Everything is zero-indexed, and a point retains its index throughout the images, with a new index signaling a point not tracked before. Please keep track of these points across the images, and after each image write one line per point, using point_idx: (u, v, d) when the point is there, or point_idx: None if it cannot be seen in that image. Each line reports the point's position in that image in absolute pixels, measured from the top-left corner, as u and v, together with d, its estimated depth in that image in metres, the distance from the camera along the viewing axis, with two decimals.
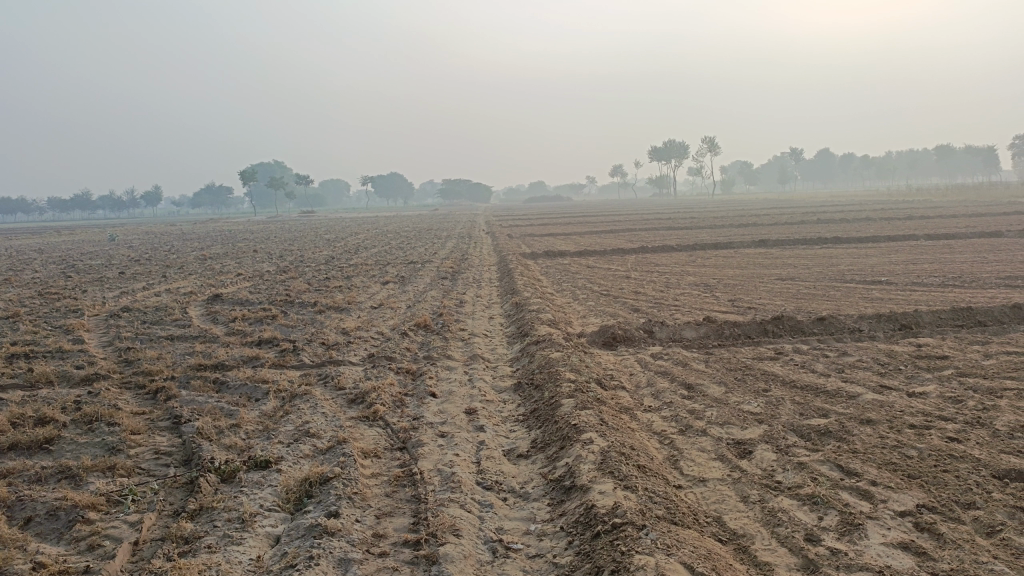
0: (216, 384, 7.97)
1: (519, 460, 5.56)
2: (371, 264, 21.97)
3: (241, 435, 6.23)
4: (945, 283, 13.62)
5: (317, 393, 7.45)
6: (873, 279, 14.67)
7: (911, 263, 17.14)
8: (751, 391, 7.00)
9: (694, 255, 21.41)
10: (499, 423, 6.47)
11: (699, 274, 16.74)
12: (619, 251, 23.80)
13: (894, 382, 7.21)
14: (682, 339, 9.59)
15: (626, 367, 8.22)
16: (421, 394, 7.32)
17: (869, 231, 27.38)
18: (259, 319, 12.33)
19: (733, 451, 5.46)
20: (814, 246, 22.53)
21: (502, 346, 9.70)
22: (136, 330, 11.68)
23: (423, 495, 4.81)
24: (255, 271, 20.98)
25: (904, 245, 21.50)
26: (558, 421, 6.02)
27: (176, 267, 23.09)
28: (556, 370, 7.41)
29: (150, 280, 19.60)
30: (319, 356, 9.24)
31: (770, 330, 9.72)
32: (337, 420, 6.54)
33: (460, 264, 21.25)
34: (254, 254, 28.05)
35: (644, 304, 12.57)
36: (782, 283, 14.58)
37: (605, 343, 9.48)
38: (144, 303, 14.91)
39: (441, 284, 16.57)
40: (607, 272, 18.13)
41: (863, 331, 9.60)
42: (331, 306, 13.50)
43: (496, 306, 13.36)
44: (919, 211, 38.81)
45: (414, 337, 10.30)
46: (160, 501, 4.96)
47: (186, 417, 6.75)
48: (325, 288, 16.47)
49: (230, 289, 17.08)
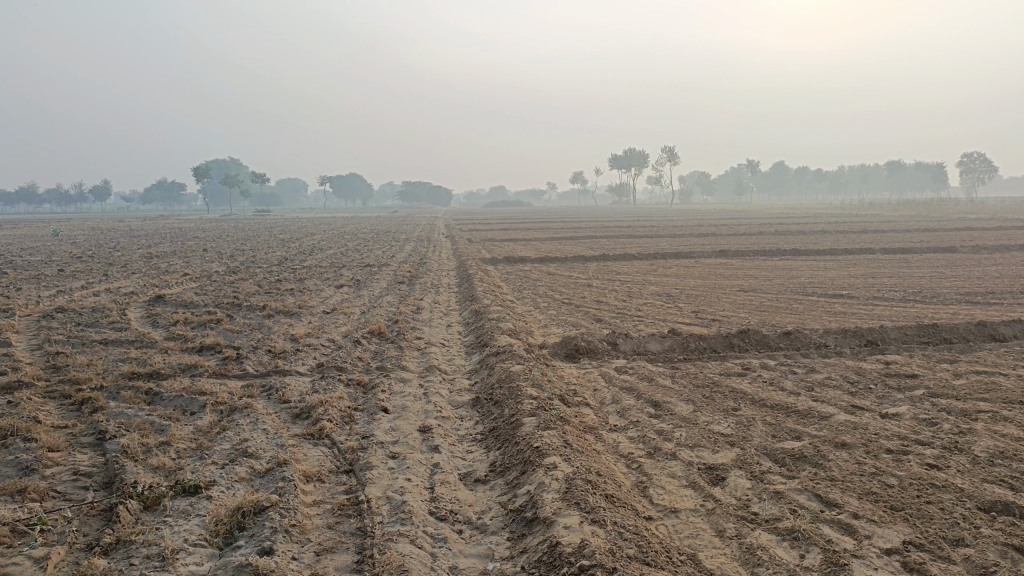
0: (150, 396, 7.37)
1: (476, 486, 5.13)
2: (326, 267, 21.30)
3: (172, 455, 5.69)
4: (907, 298, 13.59)
5: (259, 407, 6.92)
6: (835, 292, 14.60)
7: (871, 277, 17.18)
8: (720, 409, 6.68)
9: (655, 264, 21.22)
10: (455, 442, 6.03)
11: (661, 284, 16.50)
12: (580, 258, 23.53)
13: (865, 402, 6.96)
14: (647, 352, 9.26)
15: (590, 382, 7.86)
16: (372, 410, 6.84)
17: (826, 244, 27.55)
18: (203, 323, 11.67)
19: (705, 478, 5.11)
20: (773, 257, 22.54)
21: (460, 357, 9.26)
22: (68, 332, 10.95)
23: (369, 528, 4.35)
24: (204, 271, 20.16)
25: (861, 259, 21.62)
26: (519, 442, 5.61)
27: (120, 266, 22.11)
28: (517, 385, 6.99)
29: (90, 279, 18.66)
30: (264, 364, 8.69)
31: (736, 344, 9.45)
32: (279, 438, 6.04)
33: (417, 268, 20.74)
34: (204, 253, 27.06)
35: (606, 314, 12.25)
36: (745, 295, 14.41)
37: (568, 355, 9.11)
38: (81, 304, 14.10)
39: (398, 289, 16.04)
40: (568, 280, 17.79)
41: (830, 347, 9.39)
42: (281, 311, 12.90)
43: (454, 314, 12.90)
44: (873, 225, 39.44)
45: (367, 346, 9.79)
46: (71, 532, 4.40)
47: (112, 433, 6.17)
48: (275, 291, 15.82)
49: (176, 290, 16.31)
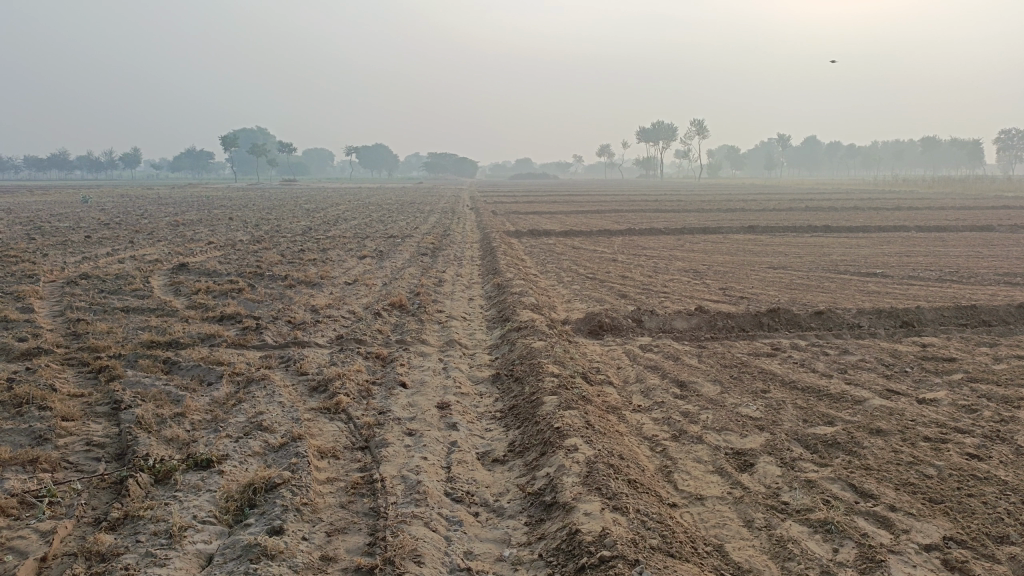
0: (167, 365, 7.30)
1: (494, 467, 4.97)
2: (349, 237, 21.21)
3: (186, 427, 5.60)
4: (942, 278, 13.18)
5: (276, 379, 6.81)
6: (867, 270, 14.20)
7: (905, 255, 16.70)
8: (749, 391, 6.44)
9: (682, 239, 20.86)
10: (474, 420, 5.87)
11: (689, 259, 16.17)
12: (605, 232, 23.20)
13: (901, 387, 6.68)
14: (673, 329, 9.02)
15: (614, 360, 7.65)
16: (390, 384, 6.70)
17: (858, 221, 26.93)
18: (224, 292, 11.61)
19: (733, 464, 4.90)
20: (804, 234, 22.03)
21: (481, 331, 9.09)
22: (91, 299, 10.96)
23: (383, 509, 4.21)
24: (228, 240, 20.17)
25: (895, 236, 21.08)
26: (540, 422, 5.42)
27: (147, 233, 22.22)
28: (538, 362, 6.80)
29: (115, 246, 18.73)
30: (283, 335, 8.59)
31: (765, 323, 9.17)
32: (295, 412, 5.92)
33: (441, 240, 20.56)
34: (228, 221, 27.14)
35: (632, 289, 11.99)
36: (774, 272, 14.06)
37: (591, 332, 8.90)
38: (106, 270, 14.14)
39: (421, 261, 15.89)
40: (593, 254, 17.51)
41: (863, 328, 9.08)
42: (303, 281, 12.81)
43: (476, 287, 12.72)
44: (906, 203, 38.55)
45: (388, 319, 9.65)
46: (80, 505, 4.30)
47: (127, 403, 6.09)
48: (298, 260, 15.74)
49: (199, 258, 16.32)
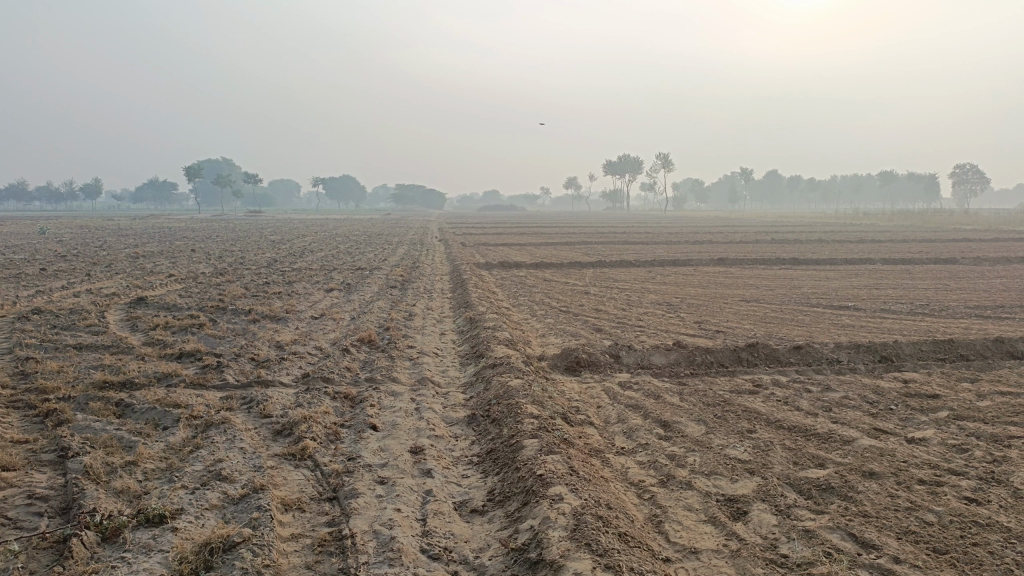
0: (120, 408, 6.85)
1: (473, 518, 4.64)
2: (316, 269, 20.79)
3: (138, 477, 5.18)
4: (915, 311, 13.20)
5: (238, 422, 6.41)
6: (840, 303, 14.20)
7: (875, 288, 16.78)
8: (735, 432, 6.21)
9: (653, 272, 20.78)
10: (449, 465, 5.55)
11: (662, 292, 16.05)
12: (576, 264, 23.06)
13: (888, 426, 6.51)
14: (651, 365, 8.80)
15: (593, 399, 7.38)
16: (360, 427, 6.34)
17: (824, 253, 27.17)
18: (184, 327, 11.14)
19: (726, 512, 4.64)
20: (773, 266, 22.11)
21: (454, 369, 8.77)
22: (42, 336, 10.42)
23: (353, 570, 3.86)
24: (190, 273, 19.62)
25: (863, 269, 21.29)
26: (520, 468, 5.11)
27: (105, 266, 21.53)
28: (516, 402, 6.51)
29: (72, 278, 18.07)
30: (246, 374, 8.18)
31: (745, 358, 8.99)
32: (257, 459, 5.53)
33: (410, 272, 20.25)
34: (191, 253, 26.49)
35: (606, 323, 11.77)
36: (748, 305, 13.98)
37: (568, 368, 8.63)
38: (60, 305, 13.55)
39: (390, 294, 15.53)
40: (565, 286, 17.30)
41: (843, 363, 8.94)
42: (267, 315, 12.38)
43: (447, 321, 12.40)
44: (869, 235, 39.21)
45: (356, 355, 9.28)
46: (15, 567, 3.86)
47: (75, 450, 5.65)
48: (263, 294, 15.28)
49: (160, 291, 15.77)
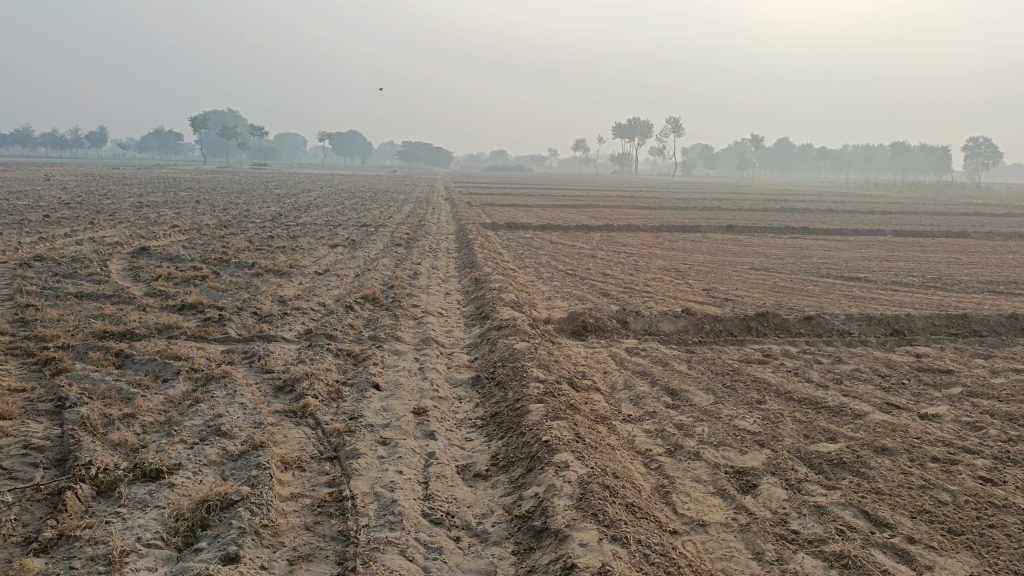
0: (120, 359, 6.74)
1: (476, 482, 4.54)
2: (321, 225, 20.61)
3: (136, 430, 5.09)
4: (927, 284, 13.01)
5: (239, 377, 6.31)
6: (851, 274, 14.01)
7: (886, 260, 16.56)
8: (744, 402, 6.09)
9: (661, 237, 20.53)
10: (453, 428, 5.44)
11: (670, 258, 15.86)
12: (583, 227, 22.82)
13: (900, 401, 6.38)
14: (659, 332, 8.66)
15: (599, 364, 7.26)
16: (362, 386, 6.23)
17: (834, 224, 26.82)
18: (186, 279, 11.01)
19: (735, 485, 4.53)
20: (783, 235, 21.82)
21: (458, 329, 8.64)
22: (43, 283, 10.30)
23: (353, 533, 3.77)
24: (194, 224, 19.43)
25: (874, 240, 21.03)
26: (525, 433, 5.00)
27: (108, 214, 21.34)
28: (521, 366, 6.38)
29: (75, 226, 17.91)
30: (248, 328, 8.07)
31: (754, 327, 8.85)
32: (257, 415, 5.43)
33: (415, 230, 20.06)
34: (195, 205, 26.25)
35: (614, 288, 11.62)
36: (757, 273, 13.80)
37: (574, 332, 8.50)
38: (61, 252, 13.42)
39: (395, 252, 15.36)
40: (571, 249, 17.10)
41: (854, 335, 8.78)
42: (271, 269, 12.23)
43: (452, 281, 12.23)
44: (879, 206, 38.77)
45: (359, 313, 9.14)
46: (7, 520, 3.76)
47: (72, 400, 5.55)
48: (267, 248, 15.12)
49: (163, 242, 15.60)
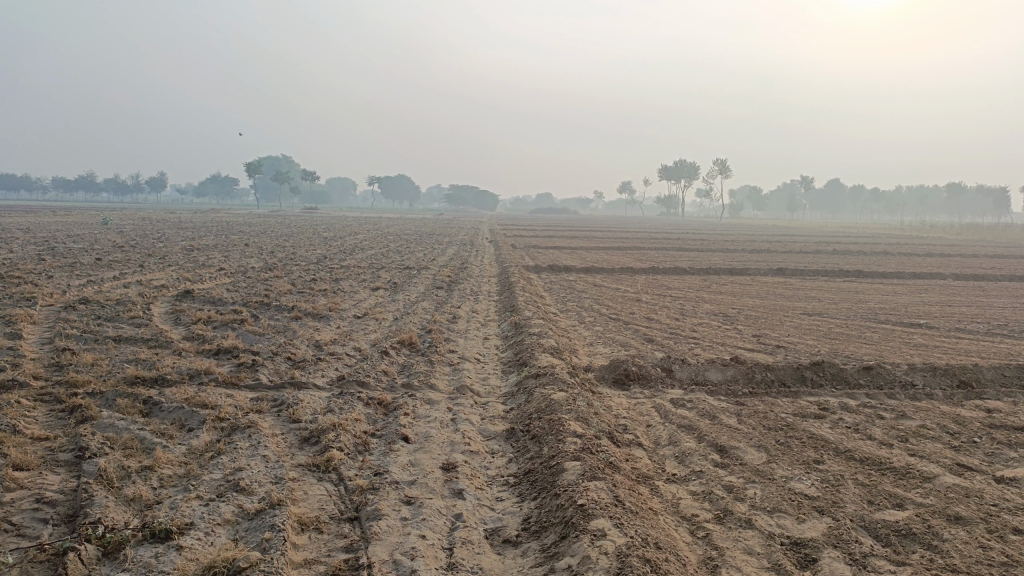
0: (147, 406, 6.59)
1: (505, 550, 4.18)
2: (364, 267, 20.64)
3: (153, 484, 4.87)
4: (993, 331, 12.27)
5: (265, 427, 6.08)
6: (910, 321, 13.32)
7: (948, 305, 15.77)
8: (800, 462, 5.61)
9: (708, 280, 20.01)
10: (483, 486, 5.10)
11: (717, 302, 15.36)
12: (628, 270, 22.42)
13: (973, 462, 5.82)
14: (706, 382, 8.21)
15: (642, 416, 6.85)
16: (390, 438, 5.94)
17: (889, 267, 25.89)
18: (225, 323, 10.97)
19: (791, 560, 4.08)
20: (836, 279, 21.07)
21: (495, 377, 8.32)
22: (85, 326, 10.34)
23: None
24: (240, 267, 19.62)
25: (933, 284, 20.17)
26: (560, 494, 4.63)
27: (158, 257, 21.76)
28: (558, 418, 6.02)
29: (124, 269, 18.24)
30: (280, 374, 7.88)
31: (808, 377, 8.34)
32: (279, 469, 5.17)
33: (457, 273, 19.93)
34: (244, 248, 26.67)
35: (658, 333, 11.20)
36: (809, 319, 13.21)
37: (616, 381, 8.11)
38: (108, 295, 13.57)
39: (435, 295, 15.18)
40: (616, 293, 16.71)
41: (918, 387, 8.20)
42: (309, 313, 12.13)
43: (492, 326, 11.96)
44: (937, 249, 37.45)
45: (395, 359, 8.90)
46: None
47: (93, 451, 5.38)
48: (309, 291, 15.09)
49: (208, 285, 15.73)
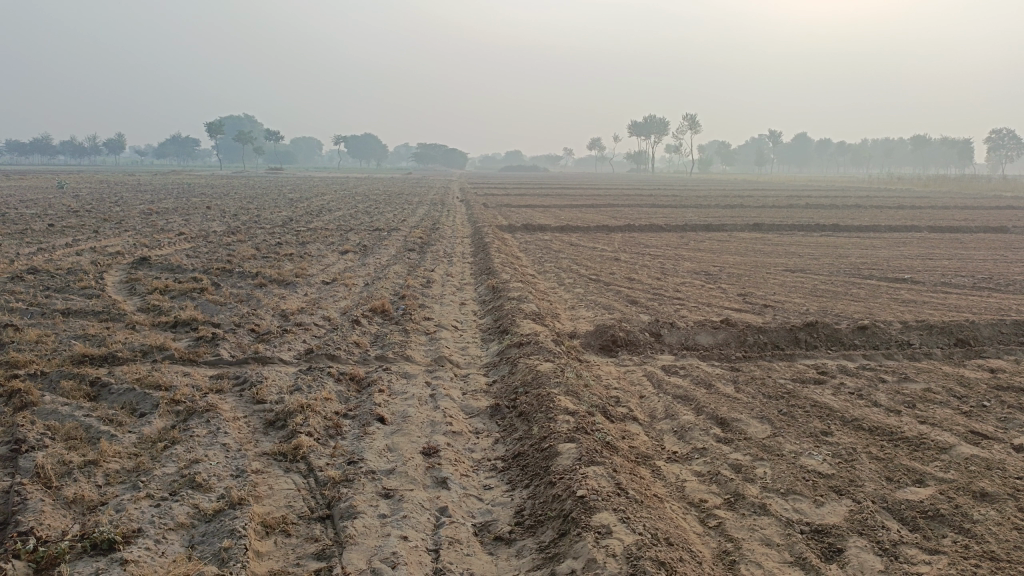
0: (95, 389, 5.98)
1: (498, 549, 3.73)
2: (332, 229, 19.91)
3: (100, 483, 4.32)
4: (979, 285, 12.03)
5: (226, 411, 5.53)
6: (895, 275, 13.04)
7: (928, 258, 15.56)
8: (808, 435, 5.22)
9: (685, 237, 19.59)
10: (468, 472, 4.63)
11: (697, 260, 14.98)
12: (602, 228, 21.94)
13: (987, 428, 5.48)
14: (697, 346, 7.80)
15: (634, 387, 6.42)
16: (364, 419, 5.44)
17: (865, 219, 25.68)
18: (184, 292, 10.29)
19: (815, 552, 3.69)
20: (812, 233, 20.78)
21: (475, 346, 7.82)
22: (31, 299, 9.61)
23: None
24: (202, 231, 18.78)
25: (911, 237, 19.98)
26: (555, 482, 4.18)
27: (115, 222, 20.78)
28: (548, 394, 5.55)
29: (78, 236, 17.30)
30: (243, 349, 7.30)
31: (802, 339, 7.96)
32: (243, 460, 4.65)
33: (429, 234, 19.30)
34: (206, 211, 25.63)
35: (642, 294, 10.77)
36: (793, 275, 12.88)
37: (603, 348, 7.66)
38: (58, 264, 12.75)
39: (407, 258, 14.57)
40: (593, 252, 16.25)
41: (916, 348, 7.86)
42: (275, 279, 11.49)
43: (468, 289, 11.43)
44: (906, 201, 37.56)
45: (367, 329, 8.34)
46: None
47: (31, 443, 4.79)
48: (273, 255, 14.40)
49: (167, 251, 14.94)
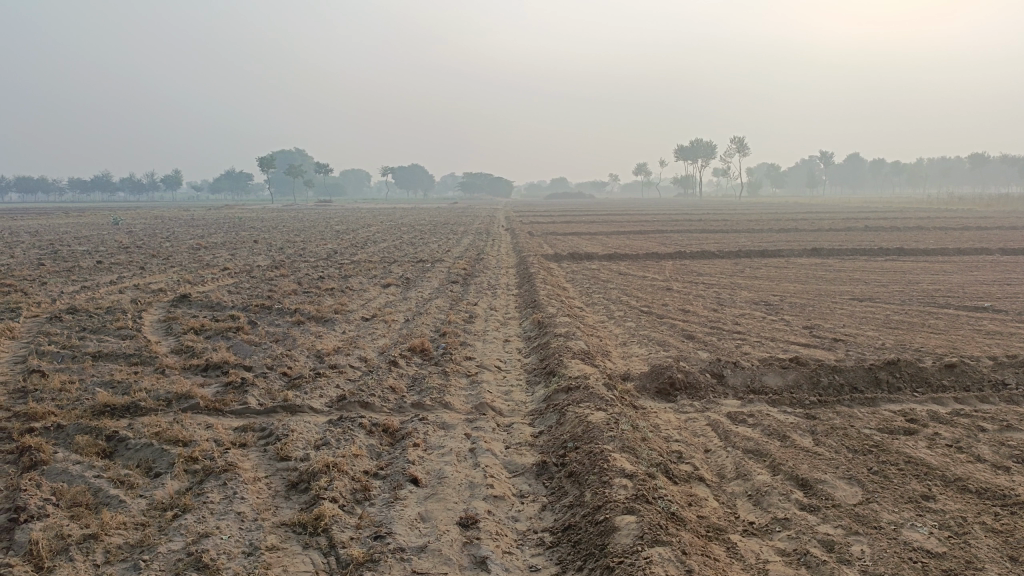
0: (111, 445, 5.55)
1: None
2: (375, 262, 19.63)
3: (98, 563, 3.82)
4: None
5: (247, 470, 5.03)
6: (973, 303, 12.05)
7: (1008, 283, 14.43)
8: (908, 501, 4.47)
9: (740, 264, 18.76)
10: (512, 549, 4.02)
11: (754, 288, 14.17)
12: (652, 255, 21.21)
13: None
14: (765, 389, 7.07)
15: (698, 438, 5.73)
16: (396, 479, 4.88)
17: (931, 242, 24.40)
18: (219, 331, 9.94)
19: None
20: (875, 258, 19.68)
21: (519, 390, 7.22)
22: (65, 341, 9.35)
23: None
24: (246, 266, 18.67)
25: (984, 260, 18.77)
26: (613, 568, 3.54)
27: (163, 258, 20.86)
28: (601, 452, 4.92)
29: (124, 272, 17.31)
30: (272, 395, 6.83)
31: (882, 380, 7.16)
32: (258, 534, 4.12)
33: (473, 265, 18.84)
34: (254, 245, 25.65)
35: (699, 328, 10.06)
36: (861, 305, 11.99)
37: (661, 392, 6.98)
38: (100, 303, 12.61)
39: (450, 291, 14.10)
40: (644, 281, 15.56)
41: (1014, 388, 6.98)
42: (313, 316, 11.11)
43: (513, 325, 10.86)
44: (971, 221, 35.78)
45: (404, 371, 7.81)
46: None
47: (31, 510, 4.34)
48: (314, 291, 14.09)
49: (210, 288, 14.74)
